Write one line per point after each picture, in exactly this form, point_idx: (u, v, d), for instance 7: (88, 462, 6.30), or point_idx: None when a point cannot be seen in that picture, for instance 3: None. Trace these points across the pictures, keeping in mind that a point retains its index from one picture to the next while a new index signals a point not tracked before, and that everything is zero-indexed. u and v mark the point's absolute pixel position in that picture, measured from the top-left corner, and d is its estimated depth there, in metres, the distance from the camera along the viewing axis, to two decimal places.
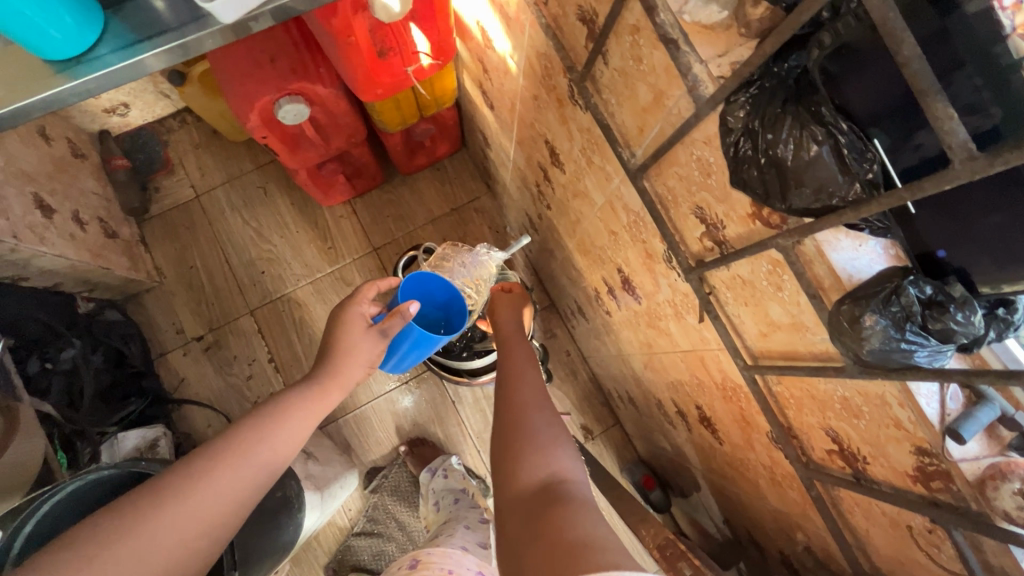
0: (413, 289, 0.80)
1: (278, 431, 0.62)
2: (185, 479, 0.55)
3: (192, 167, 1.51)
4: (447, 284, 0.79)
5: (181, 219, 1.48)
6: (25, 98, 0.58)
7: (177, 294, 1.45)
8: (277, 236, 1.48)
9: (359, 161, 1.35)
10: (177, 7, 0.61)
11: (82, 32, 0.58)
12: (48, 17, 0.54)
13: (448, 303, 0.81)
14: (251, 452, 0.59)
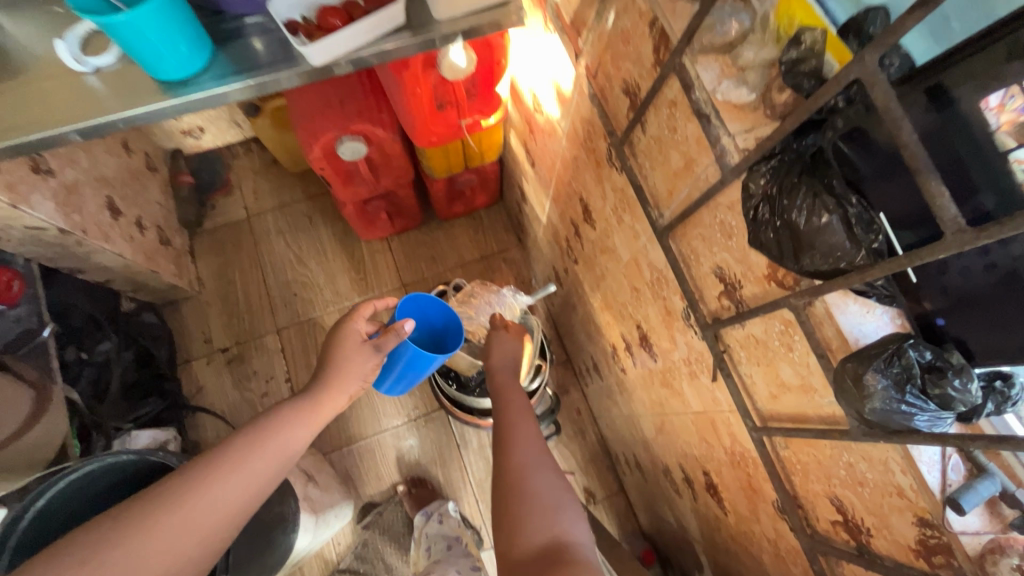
0: (407, 309, 0.83)
1: (271, 439, 0.64)
2: (180, 487, 0.57)
3: (248, 190, 1.62)
4: (446, 309, 0.83)
5: (229, 236, 1.58)
6: (120, 108, 0.67)
7: (212, 305, 1.52)
8: (314, 262, 1.56)
9: (399, 203, 1.43)
10: (272, 49, 0.71)
11: (186, 63, 0.67)
12: (166, 44, 0.63)
13: (441, 325, 0.85)
14: (244, 460, 0.61)
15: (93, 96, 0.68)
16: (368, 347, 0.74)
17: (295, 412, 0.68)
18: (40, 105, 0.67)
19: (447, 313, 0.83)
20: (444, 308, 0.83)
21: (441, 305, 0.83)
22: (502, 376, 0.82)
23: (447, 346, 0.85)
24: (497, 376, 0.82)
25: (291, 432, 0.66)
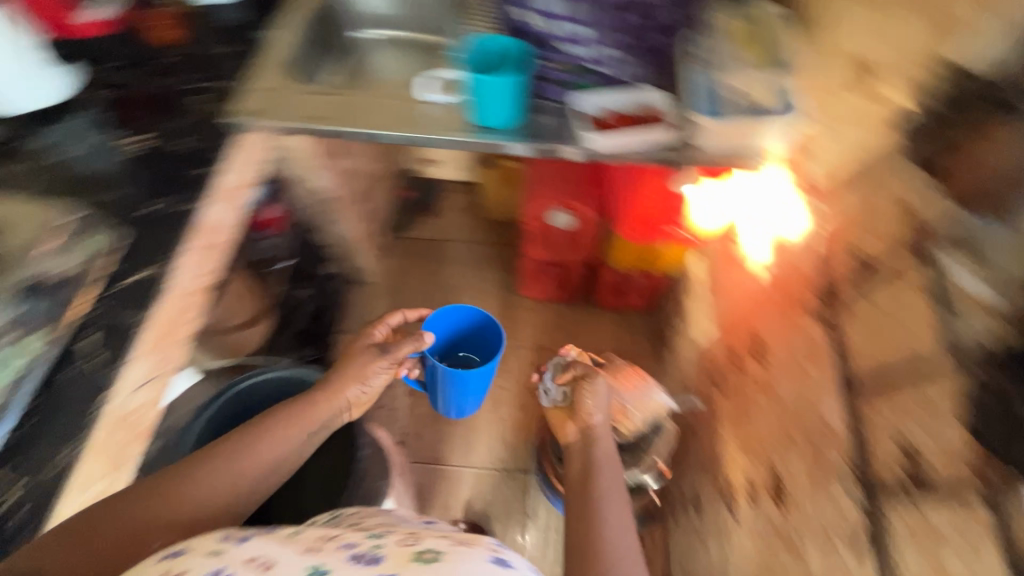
0: (434, 328, 1.08)
1: (266, 436, 0.76)
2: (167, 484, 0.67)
3: (448, 220, 1.91)
4: (477, 315, 1.08)
5: (418, 249, 1.85)
6: (437, 132, 0.94)
7: (381, 296, 1.76)
8: (474, 296, 1.75)
9: (568, 277, 1.59)
10: (559, 129, 0.93)
11: (498, 115, 0.91)
12: (499, 103, 0.89)
13: (479, 338, 1.12)
14: (235, 452, 0.73)
15: (424, 120, 0.96)
16: (376, 361, 0.89)
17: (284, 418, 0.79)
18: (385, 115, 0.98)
19: (473, 313, 1.08)
20: (479, 317, 1.08)
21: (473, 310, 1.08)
22: (587, 438, 0.83)
23: (487, 351, 1.13)
24: (589, 429, 0.83)
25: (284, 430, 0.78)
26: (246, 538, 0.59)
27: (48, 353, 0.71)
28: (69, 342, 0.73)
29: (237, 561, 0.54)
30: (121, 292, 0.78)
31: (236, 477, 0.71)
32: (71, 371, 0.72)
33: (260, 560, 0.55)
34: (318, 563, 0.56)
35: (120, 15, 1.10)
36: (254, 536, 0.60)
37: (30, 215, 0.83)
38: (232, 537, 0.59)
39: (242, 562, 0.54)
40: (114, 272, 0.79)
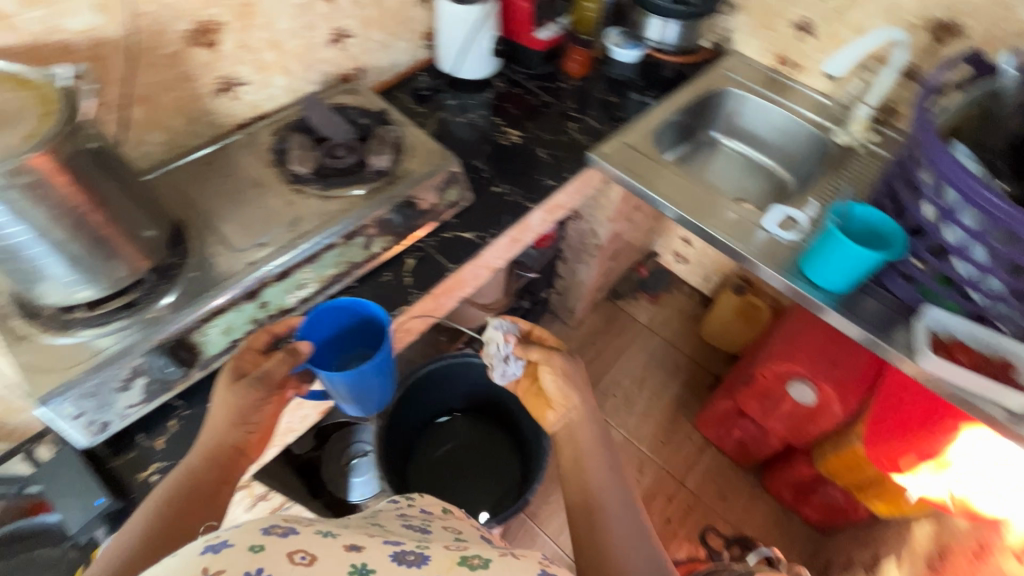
0: (317, 340, 0.74)
1: (212, 433, 0.65)
2: (165, 494, 0.61)
3: (663, 314, 1.90)
4: (353, 307, 0.73)
5: (622, 322, 1.88)
6: (756, 255, 0.96)
7: (568, 341, 1.82)
8: (648, 395, 1.72)
9: (755, 442, 1.46)
10: (879, 320, 0.88)
11: (831, 279, 0.89)
12: (831, 261, 0.87)
13: (353, 323, 0.75)
14: (199, 461, 0.65)
15: (749, 238, 0.99)
16: (253, 391, 0.65)
17: (238, 407, 0.65)
18: (717, 215, 1.02)
19: (347, 305, 0.72)
20: (346, 306, 0.72)
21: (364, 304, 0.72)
22: (569, 420, 0.77)
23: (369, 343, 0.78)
24: (568, 427, 0.77)
25: (256, 407, 0.67)
26: (292, 531, 0.51)
27: (385, 254, 0.90)
28: (402, 254, 0.93)
29: (274, 555, 0.48)
30: (444, 239, 0.95)
31: (216, 468, 0.65)
32: (391, 277, 0.90)
33: (300, 554, 0.49)
34: (360, 559, 0.50)
35: (556, 38, 1.22)
36: (295, 527, 0.52)
37: (430, 152, 0.96)
38: (273, 531, 0.50)
39: (281, 556, 0.48)
40: (447, 220, 0.97)
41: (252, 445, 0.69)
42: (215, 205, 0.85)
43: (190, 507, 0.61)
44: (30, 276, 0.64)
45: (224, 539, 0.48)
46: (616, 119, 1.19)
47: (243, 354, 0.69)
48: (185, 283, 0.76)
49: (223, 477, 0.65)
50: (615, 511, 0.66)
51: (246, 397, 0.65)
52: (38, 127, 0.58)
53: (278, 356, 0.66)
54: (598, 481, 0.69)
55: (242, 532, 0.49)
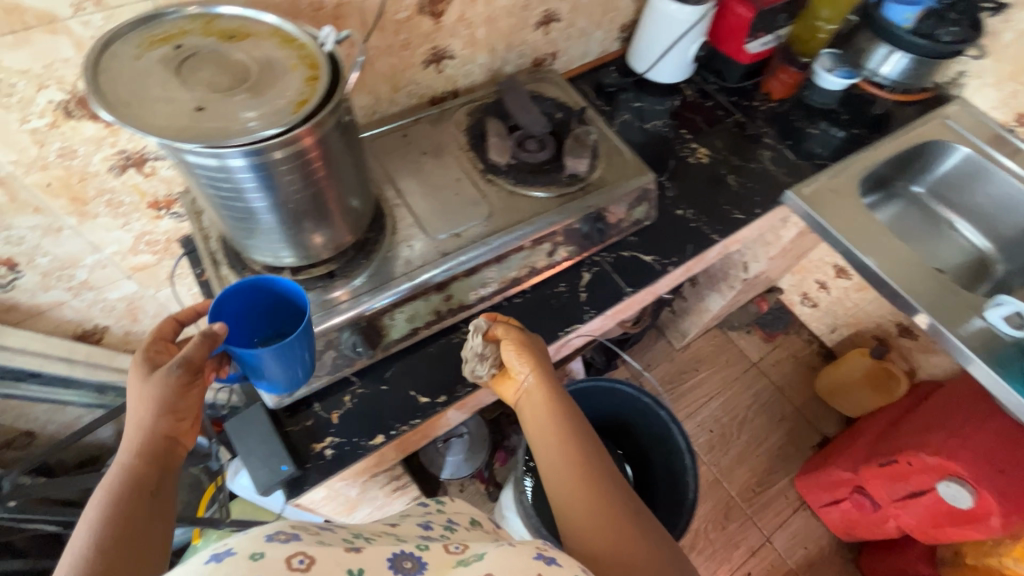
0: (231, 318, 0.63)
1: (142, 427, 0.53)
2: (105, 505, 0.48)
3: (774, 356, 1.79)
4: (261, 287, 0.61)
5: (730, 355, 1.77)
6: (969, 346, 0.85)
7: (670, 363, 1.74)
8: (746, 439, 1.63)
9: (865, 522, 1.34)
10: None
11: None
12: None
13: (268, 305, 0.64)
14: (137, 463, 0.52)
15: (963, 324, 0.88)
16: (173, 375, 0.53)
17: (162, 395, 0.53)
18: (930, 289, 0.91)
19: (249, 286, 0.60)
20: (256, 288, 0.60)
21: (275, 280, 0.60)
22: (527, 388, 0.67)
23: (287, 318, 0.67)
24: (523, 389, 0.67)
25: (183, 392, 0.55)
26: (294, 536, 0.47)
27: (564, 263, 0.86)
28: (577, 266, 0.88)
29: (270, 559, 0.43)
30: (621, 257, 0.90)
31: (157, 465, 0.53)
32: (566, 288, 0.85)
33: (298, 558, 0.44)
34: (358, 564, 0.47)
35: (765, 51, 1.11)
36: (297, 533, 0.48)
37: (626, 163, 0.89)
38: (275, 537, 0.46)
39: (277, 560, 0.43)
40: (626, 238, 0.91)
41: (186, 432, 0.57)
42: (411, 183, 0.83)
43: (143, 511, 0.49)
44: (251, 233, 0.65)
45: (227, 547, 0.44)
46: (813, 157, 1.08)
47: (153, 348, 0.57)
48: (380, 261, 0.75)
49: (165, 469, 0.53)
50: (597, 490, 0.54)
51: (171, 380, 0.54)
52: (306, 93, 0.57)
53: (194, 342, 0.53)
54: (566, 456, 0.57)
55: (247, 539, 0.45)
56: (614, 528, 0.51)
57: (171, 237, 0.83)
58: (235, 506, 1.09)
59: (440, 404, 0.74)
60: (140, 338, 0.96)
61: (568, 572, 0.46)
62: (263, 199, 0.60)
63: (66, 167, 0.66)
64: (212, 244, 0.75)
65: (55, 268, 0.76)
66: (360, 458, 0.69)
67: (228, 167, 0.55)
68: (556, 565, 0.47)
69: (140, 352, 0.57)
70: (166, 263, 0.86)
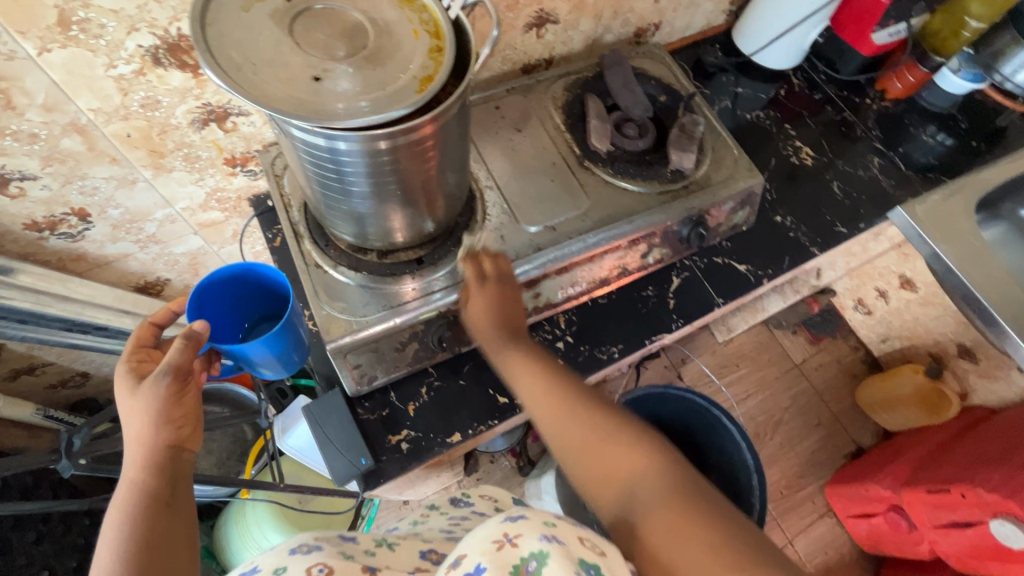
0: (209, 306, 0.66)
1: (140, 440, 0.51)
2: (122, 529, 0.47)
3: (820, 359, 1.72)
4: (241, 277, 0.66)
5: (774, 353, 1.72)
6: None
7: (712, 355, 1.69)
8: (780, 441, 1.61)
9: (894, 538, 1.35)
10: None
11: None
12: None
13: (255, 296, 0.70)
14: (144, 477, 0.50)
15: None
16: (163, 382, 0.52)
17: (155, 406, 0.52)
18: None
19: (232, 274, 0.65)
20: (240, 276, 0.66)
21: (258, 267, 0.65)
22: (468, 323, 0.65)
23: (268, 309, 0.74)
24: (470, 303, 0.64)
25: (177, 399, 0.53)
26: (317, 547, 0.44)
27: (655, 266, 0.80)
28: (667, 270, 0.83)
29: (292, 571, 0.41)
30: (712, 264, 0.84)
31: (166, 476, 0.51)
32: (654, 293, 0.81)
33: (318, 568, 0.42)
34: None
35: (891, 41, 1.00)
36: (322, 544, 0.45)
37: (735, 161, 0.81)
38: (298, 550, 0.44)
39: (297, 570, 0.41)
40: (719, 242, 0.85)
41: (189, 439, 0.54)
42: (501, 163, 0.77)
43: (159, 530, 0.48)
44: (345, 212, 0.60)
45: (256, 564, 0.43)
46: (924, 169, 1.00)
47: (134, 358, 0.56)
48: (470, 249, 0.69)
49: (178, 478, 0.52)
50: (568, 412, 0.53)
51: (161, 387, 0.52)
52: (430, 69, 0.49)
53: (177, 347, 0.54)
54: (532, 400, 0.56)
55: (272, 555, 0.43)
56: (595, 445, 0.49)
57: (242, 195, 0.78)
58: (281, 463, 1.10)
59: (519, 406, 0.72)
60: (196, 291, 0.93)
61: (534, 522, 0.41)
62: (366, 183, 0.54)
63: (147, 117, 0.61)
64: (293, 214, 0.70)
65: (125, 221, 0.72)
66: (437, 455, 0.68)
67: (337, 149, 0.49)
68: (523, 519, 0.41)
69: (123, 363, 0.55)
70: (234, 220, 0.82)
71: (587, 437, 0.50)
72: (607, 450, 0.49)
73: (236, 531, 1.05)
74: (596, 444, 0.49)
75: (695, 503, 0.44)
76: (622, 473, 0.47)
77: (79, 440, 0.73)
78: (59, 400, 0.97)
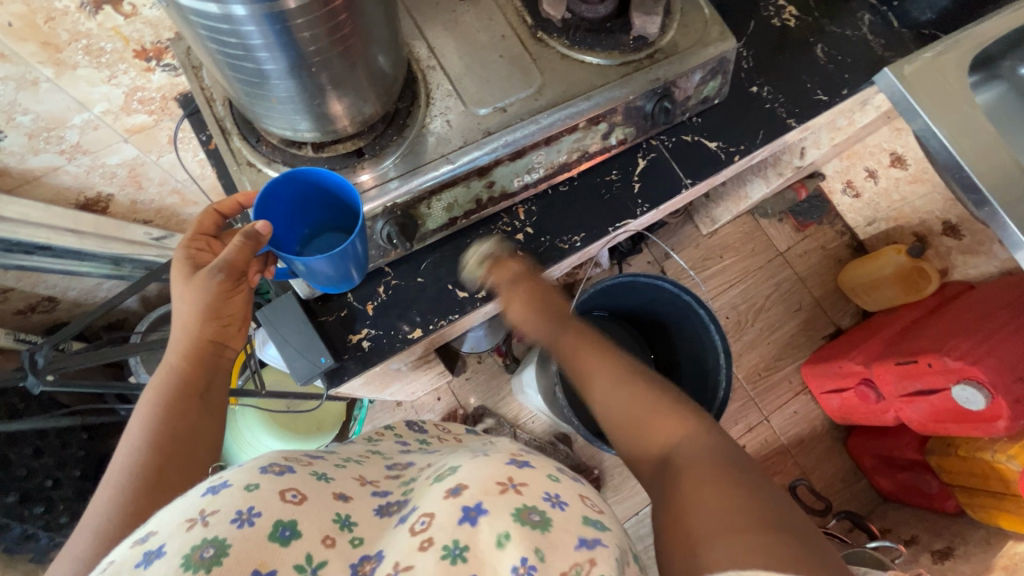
0: (278, 214, 0.59)
1: (186, 329, 0.55)
2: (155, 411, 0.51)
3: (806, 246, 1.70)
4: (308, 181, 0.56)
5: (760, 242, 1.70)
6: None
7: (697, 248, 1.68)
8: (762, 328, 1.65)
9: (862, 410, 1.41)
10: None
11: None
12: None
13: (323, 202, 0.60)
14: (184, 368, 0.54)
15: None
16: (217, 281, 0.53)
17: (207, 297, 0.55)
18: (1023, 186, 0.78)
19: (300, 179, 0.55)
20: (305, 180, 0.55)
21: (323, 173, 0.55)
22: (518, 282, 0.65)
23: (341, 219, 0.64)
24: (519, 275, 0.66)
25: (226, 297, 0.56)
26: (289, 469, 0.44)
27: (618, 148, 0.76)
28: (633, 150, 0.78)
29: (265, 492, 0.41)
30: (681, 142, 0.79)
31: (203, 372, 0.55)
32: (618, 177, 0.77)
33: (291, 492, 0.42)
34: (347, 510, 0.44)
35: None
36: (293, 466, 0.46)
37: (705, 23, 0.73)
38: (269, 470, 0.44)
39: (270, 492, 0.41)
40: (689, 118, 0.79)
41: (231, 337, 0.59)
42: (445, 40, 0.69)
43: (190, 419, 0.52)
44: (266, 100, 0.55)
45: (224, 479, 0.42)
46: (919, 27, 0.90)
47: (193, 247, 0.59)
48: (415, 137, 0.65)
49: (213, 375, 0.56)
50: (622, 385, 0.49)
51: (214, 284, 0.54)
52: None
53: (235, 245, 0.52)
54: (590, 358, 0.54)
55: (241, 471, 0.42)
56: (642, 411, 0.47)
57: (167, 94, 0.71)
58: (267, 374, 1.13)
59: (480, 299, 0.71)
60: (149, 207, 0.89)
61: (538, 475, 0.44)
62: (280, 60, 0.48)
63: (26, 1, 0.54)
64: (218, 109, 0.64)
65: (40, 128, 0.67)
66: (398, 352, 0.69)
67: (233, 17, 0.43)
68: (528, 469, 0.44)
69: (181, 249, 0.58)
70: (165, 124, 0.75)
71: (639, 407, 0.47)
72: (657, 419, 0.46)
73: (230, 433, 1.11)
74: (649, 412, 0.47)
75: (742, 478, 0.39)
76: (669, 441, 0.44)
77: (42, 358, 0.78)
78: (33, 325, 0.98)
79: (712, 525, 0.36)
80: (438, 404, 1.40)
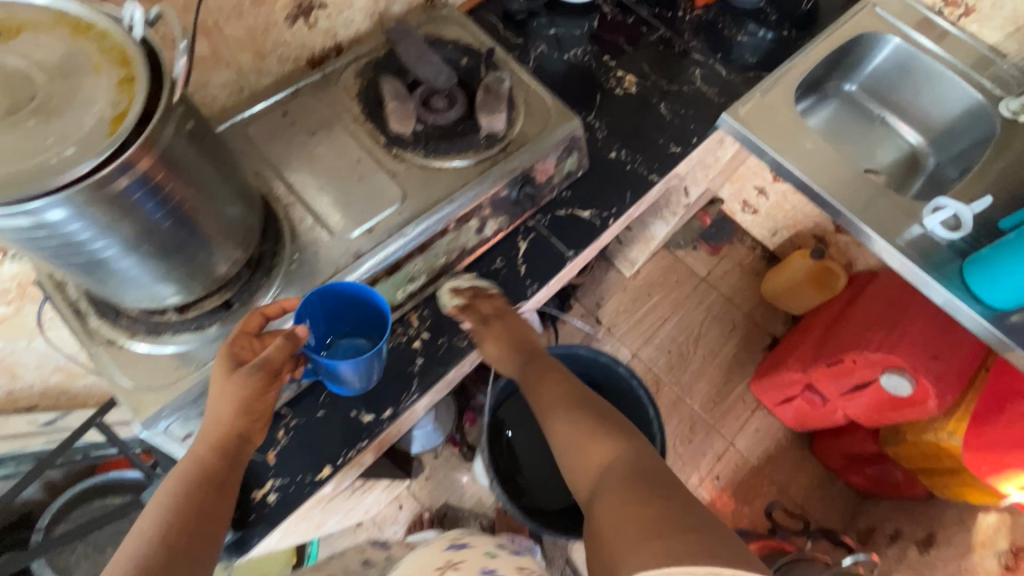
0: (312, 320, 0.64)
1: (219, 423, 0.55)
2: (174, 506, 0.52)
3: (724, 266, 1.78)
4: (338, 292, 0.62)
5: (682, 272, 1.76)
6: (899, 246, 0.82)
7: (625, 292, 1.72)
8: (704, 353, 1.68)
9: (814, 415, 1.44)
10: None
11: (995, 293, 0.77)
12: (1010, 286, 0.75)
13: (352, 311, 0.66)
14: (211, 461, 0.55)
15: (901, 232, 0.84)
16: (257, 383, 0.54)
17: (244, 397, 0.55)
18: (866, 197, 0.86)
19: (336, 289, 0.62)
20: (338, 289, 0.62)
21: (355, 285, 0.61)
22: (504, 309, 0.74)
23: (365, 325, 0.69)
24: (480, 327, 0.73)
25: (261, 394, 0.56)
26: None
27: (496, 237, 0.78)
28: (511, 236, 0.81)
29: None
30: (556, 218, 0.82)
31: (227, 466, 0.56)
32: (503, 264, 0.79)
33: None
34: None
35: None
36: None
37: (547, 110, 0.78)
38: None
39: None
40: (559, 194, 0.84)
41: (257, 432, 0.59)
42: (303, 173, 0.71)
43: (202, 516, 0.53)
44: (109, 283, 0.53)
45: None
46: (745, 68, 1.00)
47: (235, 344, 0.56)
48: (284, 276, 0.65)
49: (234, 468, 0.57)
50: (579, 423, 0.62)
51: (255, 382, 0.55)
52: (122, 105, 0.44)
53: (280, 346, 0.55)
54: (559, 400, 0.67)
55: None
56: (584, 443, 0.60)
57: (22, 281, 0.69)
58: None
59: (386, 419, 0.69)
60: (30, 392, 0.83)
61: None
62: (111, 247, 0.48)
63: None
64: (70, 292, 0.62)
65: None
66: (308, 497, 0.64)
67: (46, 224, 0.43)
68: None
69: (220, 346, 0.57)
70: (27, 309, 0.72)
71: (590, 436, 0.60)
72: (599, 447, 0.58)
73: None
74: (592, 442, 0.59)
75: (646, 488, 0.50)
76: (602, 462, 0.57)
77: None
78: None
79: (623, 531, 0.46)
80: (402, 513, 1.33)
